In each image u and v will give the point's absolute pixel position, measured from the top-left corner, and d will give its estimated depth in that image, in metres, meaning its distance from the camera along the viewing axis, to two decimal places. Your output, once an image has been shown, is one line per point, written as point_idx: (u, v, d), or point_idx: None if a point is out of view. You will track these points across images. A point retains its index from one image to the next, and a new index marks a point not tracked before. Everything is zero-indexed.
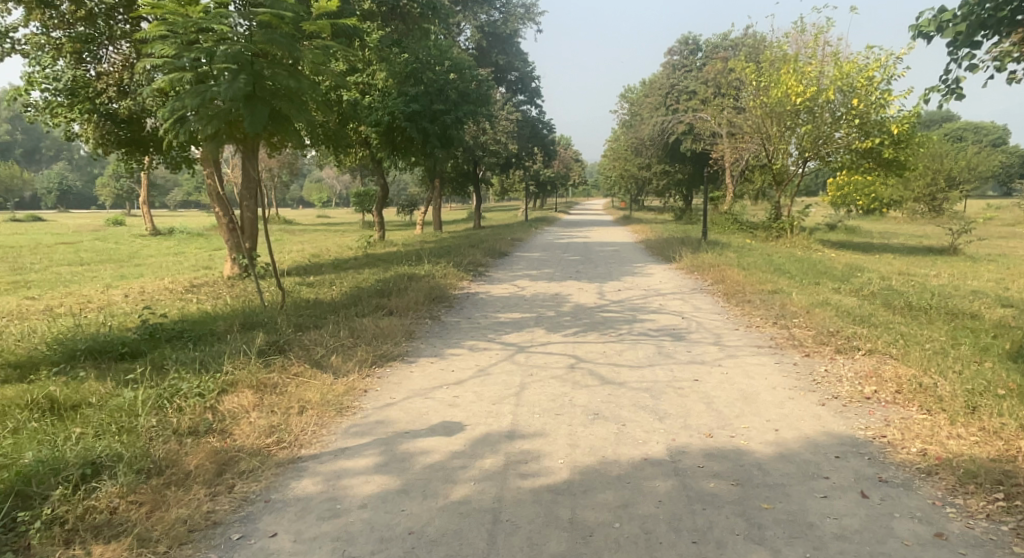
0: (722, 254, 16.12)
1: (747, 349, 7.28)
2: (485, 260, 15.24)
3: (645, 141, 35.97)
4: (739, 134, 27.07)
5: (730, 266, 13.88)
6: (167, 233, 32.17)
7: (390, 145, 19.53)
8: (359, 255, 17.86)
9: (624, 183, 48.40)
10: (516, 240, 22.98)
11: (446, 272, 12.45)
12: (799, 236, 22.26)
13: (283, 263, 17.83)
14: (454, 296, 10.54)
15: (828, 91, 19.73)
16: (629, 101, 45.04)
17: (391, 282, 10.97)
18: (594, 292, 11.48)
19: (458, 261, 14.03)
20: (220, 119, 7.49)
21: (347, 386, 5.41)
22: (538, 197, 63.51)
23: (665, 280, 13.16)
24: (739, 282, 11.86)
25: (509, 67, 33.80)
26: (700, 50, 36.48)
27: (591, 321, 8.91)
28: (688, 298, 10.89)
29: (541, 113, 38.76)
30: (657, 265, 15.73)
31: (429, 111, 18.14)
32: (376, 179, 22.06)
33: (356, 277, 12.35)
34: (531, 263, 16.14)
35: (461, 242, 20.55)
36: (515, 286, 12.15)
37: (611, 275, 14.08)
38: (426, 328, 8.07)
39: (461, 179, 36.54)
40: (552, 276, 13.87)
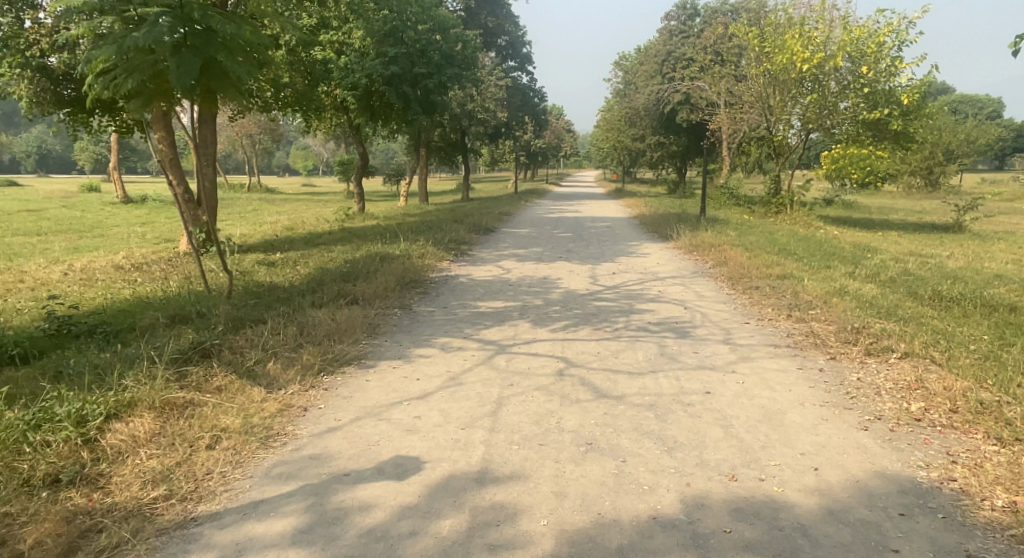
0: (722, 232, 15.13)
1: (763, 349, 6.29)
2: (468, 238, 14.16)
3: (639, 110, 34.81)
4: (738, 104, 26.01)
5: (733, 246, 12.90)
6: (140, 200, 30.90)
7: (368, 110, 18.19)
8: (335, 229, 16.74)
9: (616, 155, 47.28)
10: (504, 215, 21.89)
11: (424, 251, 11.39)
12: (798, 211, 21.36)
13: (253, 237, 16.69)
14: (431, 280, 9.50)
15: (835, 58, 18.76)
16: (623, 69, 43.69)
17: (361, 263, 9.90)
18: (586, 275, 10.47)
19: (439, 239, 12.94)
20: (143, 72, 6.24)
21: (281, 406, 4.39)
22: (529, 168, 62.29)
23: (663, 261, 12.15)
24: (743, 264, 10.87)
25: (498, 30, 32.39)
26: (698, 15, 35.14)
27: (582, 312, 7.91)
28: (689, 283, 9.89)
29: (532, 81, 37.40)
30: (653, 244, 14.71)
31: (410, 74, 16.77)
32: (356, 148, 20.79)
33: (325, 256, 11.26)
34: (519, 240, 15.06)
35: (446, 217, 19.45)
36: (499, 267, 11.12)
37: (604, 255, 13.07)
38: (394, 321, 7.03)
39: (448, 149, 35.37)
40: (540, 255, 12.85)
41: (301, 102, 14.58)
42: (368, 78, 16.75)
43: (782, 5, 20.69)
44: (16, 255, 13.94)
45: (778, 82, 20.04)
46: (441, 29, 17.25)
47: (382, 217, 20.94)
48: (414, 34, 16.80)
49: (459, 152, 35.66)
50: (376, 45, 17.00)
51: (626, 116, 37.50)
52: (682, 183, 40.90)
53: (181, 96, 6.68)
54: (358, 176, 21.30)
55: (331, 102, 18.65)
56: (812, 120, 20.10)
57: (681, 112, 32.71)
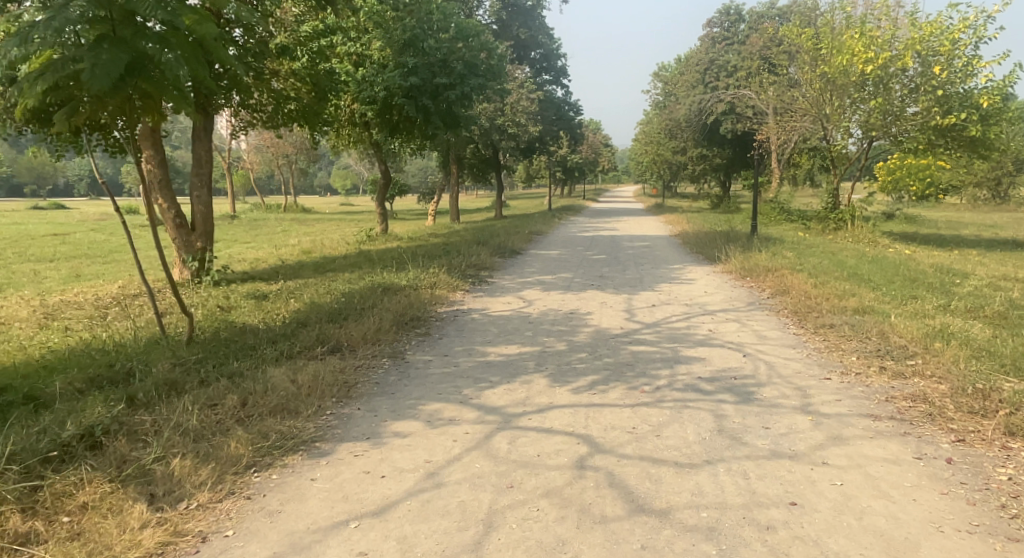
0: (778, 254, 13.46)
1: (857, 424, 4.68)
2: (492, 263, 12.81)
3: (681, 122, 33.29)
4: (790, 112, 24.33)
5: (793, 270, 11.27)
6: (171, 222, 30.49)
7: (387, 126, 16.99)
8: (353, 253, 15.59)
9: (656, 170, 45.60)
10: (537, 234, 20.52)
11: (436, 280, 10.04)
12: (860, 227, 19.55)
13: (265, 262, 15.66)
14: (438, 318, 8.10)
15: (903, 57, 17.06)
16: (663, 80, 42.28)
17: (361, 296, 8.57)
18: (622, 308, 8.97)
19: (456, 265, 11.59)
20: (55, 73, 4.98)
21: (168, 539, 3.03)
22: (568, 185, 61.05)
23: (712, 290, 10.57)
24: (809, 297, 9.22)
25: (531, 41, 31.31)
26: (743, 21, 33.58)
27: (616, 360, 6.40)
28: (745, 319, 8.29)
29: (567, 95, 36.11)
30: (699, 267, 13.13)
31: (431, 86, 15.51)
32: (378, 166, 19.67)
33: (327, 286, 9.98)
34: (549, 264, 13.66)
35: (472, 237, 18.17)
36: (522, 299, 9.67)
37: (644, 281, 11.54)
38: (379, 377, 5.63)
39: (482, 166, 34.44)
40: (570, 282, 11.39)
41: (311, 117, 13.42)
42: (387, 92, 15.53)
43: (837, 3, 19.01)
44: (11, 284, 13.06)
45: (836, 85, 18.40)
46: (465, 37, 15.98)
47: (407, 238, 19.78)
48: (436, 43, 15.59)
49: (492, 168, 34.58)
50: (395, 57, 15.85)
51: (667, 129, 35.94)
52: (726, 197, 39.03)
53: (114, 105, 5.37)
54: (380, 195, 20.15)
55: (345, 120, 17.52)
56: (876, 126, 18.36)
57: (726, 122, 31.09)
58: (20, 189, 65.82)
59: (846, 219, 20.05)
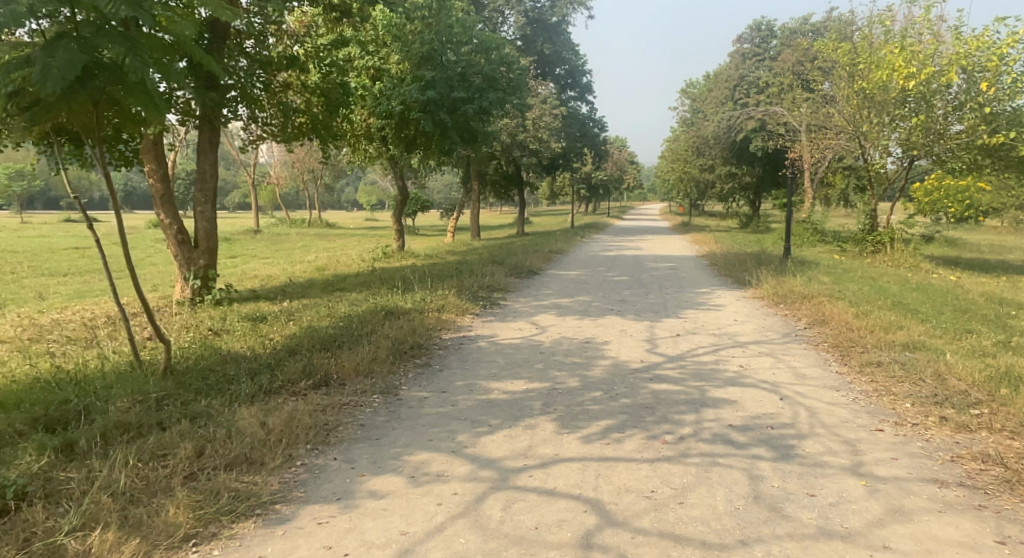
0: (813, 279, 12.70)
1: (921, 493, 3.95)
2: (508, 284, 12.21)
3: (709, 140, 32.57)
4: (824, 129, 23.55)
5: (830, 298, 10.49)
6: None
7: (403, 141, 16.53)
8: (366, 271, 15.14)
9: (683, 188, 44.84)
10: (557, 253, 19.94)
11: (444, 303, 9.46)
12: (899, 250, 18.65)
13: (276, 279, 15.25)
14: (442, 345, 7.49)
15: (948, 72, 16.24)
16: (691, 97, 41.63)
17: (361, 320, 8.00)
18: (643, 337, 8.28)
19: (468, 287, 11.01)
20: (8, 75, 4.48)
21: None
22: (594, 202, 60.48)
23: (742, 318, 9.84)
24: (850, 330, 8.47)
25: (556, 57, 30.86)
26: (774, 37, 32.84)
27: (634, 400, 5.73)
28: (779, 354, 7.56)
29: (592, 112, 35.61)
30: (727, 292, 12.39)
31: (450, 100, 15.03)
32: (395, 182, 19.25)
33: (329, 308, 9.44)
34: (568, 286, 13.03)
35: (490, 256, 17.64)
36: (536, 325, 9.03)
37: (668, 306, 10.84)
38: (365, 417, 5.02)
39: (505, 183, 34.17)
40: (589, 305, 10.73)
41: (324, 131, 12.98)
42: (404, 107, 15.07)
43: (875, 16, 18.24)
44: (15, 298, 12.73)
45: (874, 101, 17.61)
46: (485, 50, 15.52)
47: (424, 256, 19.30)
48: (455, 56, 15.14)
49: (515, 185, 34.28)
50: (413, 70, 15.44)
51: (695, 147, 35.24)
52: (755, 217, 38.15)
53: (77, 111, 4.86)
54: (398, 212, 19.73)
55: (359, 135, 17.07)
56: (917, 145, 17.54)
57: (756, 140, 30.33)
58: (54, 201, 67.15)
59: (885, 242, 19.34)
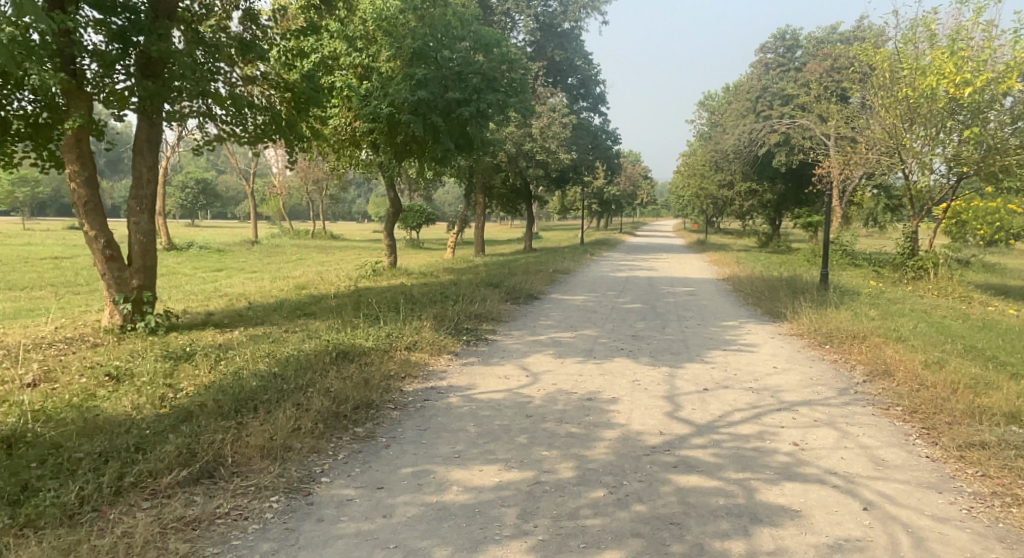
0: (858, 315, 10.95)
1: None
2: (501, 313, 10.49)
3: (729, 154, 30.98)
4: (856, 144, 21.88)
5: (887, 342, 8.77)
6: (186, 248, 28.95)
7: (392, 146, 14.87)
8: (349, 291, 13.58)
9: (699, 205, 43.16)
10: (564, 273, 18.29)
11: (417, 342, 7.71)
12: (943, 279, 17.01)
13: (248, 298, 13.65)
14: (399, 403, 5.72)
15: (1010, 78, 14.83)
16: (709, 110, 40.12)
17: (302, 363, 6.23)
18: (661, 394, 6.52)
19: (450, 318, 9.28)
20: None
21: None
22: (607, 217, 58.98)
23: (781, 364, 8.07)
24: (925, 391, 6.71)
25: (567, 64, 29.29)
26: (799, 47, 31.02)
27: (653, 508, 3.96)
28: (841, 424, 5.80)
29: (606, 124, 33.98)
30: (757, 328, 10.62)
31: (443, 101, 13.41)
32: (387, 193, 17.61)
33: (276, 342, 7.73)
34: (571, 315, 11.29)
35: (489, 276, 16.00)
36: (526, 370, 7.28)
37: (689, 345, 9.07)
38: (239, 545, 3.31)
39: (512, 196, 32.83)
40: (594, 342, 8.99)
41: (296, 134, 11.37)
42: (393, 108, 13.43)
43: (919, 19, 16.62)
44: None
45: (919, 112, 16.05)
46: (485, 47, 13.85)
47: (419, 275, 17.73)
48: (450, 53, 13.47)
49: (524, 198, 32.91)
50: (404, 69, 13.81)
51: (712, 162, 33.60)
52: (775, 236, 36.45)
53: None
54: (390, 225, 18.10)
55: (341, 141, 15.35)
56: (967, 161, 16.00)
57: (779, 155, 28.69)
58: (60, 207, 66.31)
59: (927, 268, 17.62)
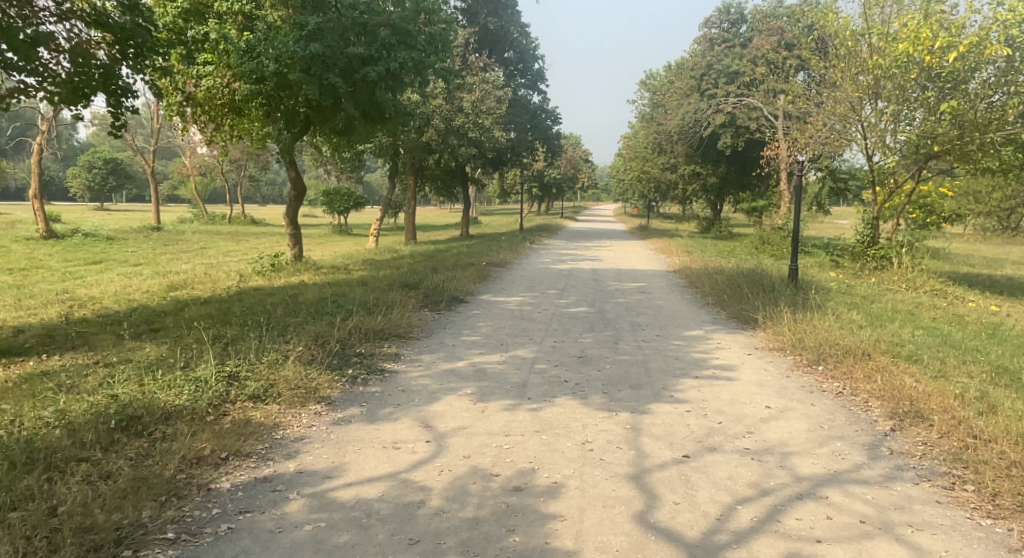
0: (843, 320, 9.07)
1: None
2: (409, 329, 8.10)
3: (673, 135, 29.31)
4: (811, 123, 20.31)
5: (901, 367, 6.85)
6: (70, 237, 25.37)
7: (282, 113, 12.17)
8: (228, 295, 11.05)
9: (640, 189, 41.63)
10: (496, 267, 16.02)
11: (270, 391, 5.25)
12: (908, 268, 15.65)
13: (100, 303, 10.95)
14: (183, 526, 3.38)
15: (994, 44, 13.55)
16: (650, 89, 38.48)
17: (40, 447, 3.79)
18: (624, 473, 4.32)
19: (330, 344, 6.81)
20: None
21: None
22: (546, 201, 57.27)
23: (778, 402, 6.01)
24: (988, 451, 4.74)
25: (501, 34, 26.85)
26: (744, 21, 29.35)
27: None
28: (903, 531, 3.73)
29: (544, 103, 31.77)
30: (728, 343, 8.58)
31: (342, 58, 10.87)
32: (287, 172, 14.86)
33: (55, 390, 5.17)
34: (500, 326, 9.00)
35: (406, 272, 13.54)
36: (428, 429, 4.95)
37: (650, 372, 6.92)
38: None
39: (446, 178, 30.41)
40: (526, 371, 6.72)
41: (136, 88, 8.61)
42: (279, 64, 10.77)
43: None
44: None
45: (889, 83, 14.70)
46: None
47: (327, 270, 15.21)
48: None
49: (462, 179, 30.59)
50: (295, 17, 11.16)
51: (655, 143, 31.89)
52: (717, 221, 35.11)
53: None
54: (292, 210, 15.33)
55: (219, 107, 12.53)
56: (941, 139, 14.56)
57: (725, 136, 27.31)
58: None
59: (889, 257, 16.10)
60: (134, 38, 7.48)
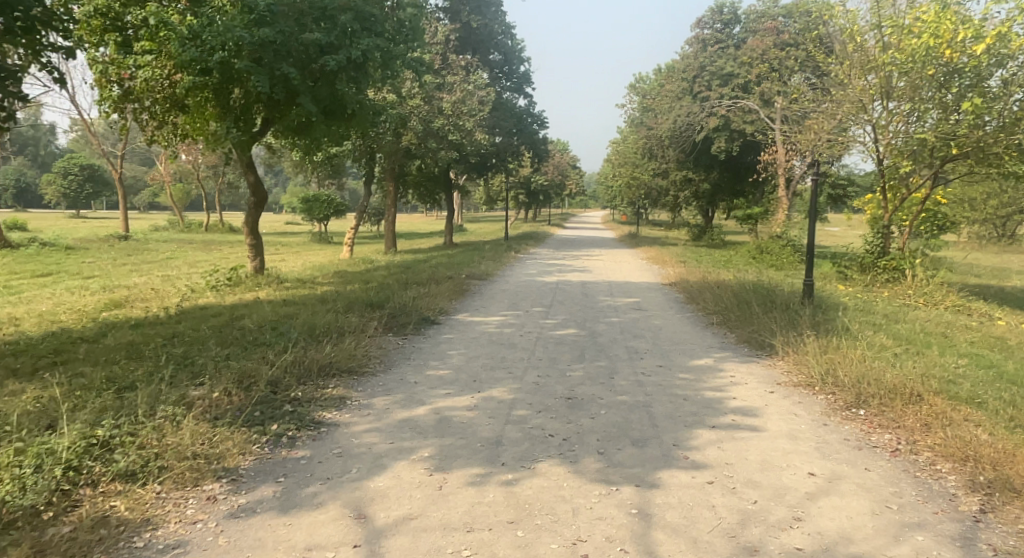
0: (875, 346, 7.78)
1: None
2: (364, 364, 6.73)
3: (665, 139, 28.16)
4: (812, 126, 19.16)
5: (964, 413, 5.58)
6: (23, 247, 23.72)
7: (231, 109, 10.84)
8: (165, 316, 9.68)
9: (628, 196, 40.51)
10: (477, 280, 14.69)
11: (149, 465, 3.91)
12: (919, 279, 14.53)
13: (18, 325, 9.55)
14: None
15: (1020, 36, 12.45)
16: (639, 93, 37.41)
17: None
18: None
19: (257, 387, 5.44)
20: None
21: None
22: (533, 208, 56.10)
23: (823, 465, 4.71)
24: None
25: (485, 33, 25.64)
26: (737, 22, 28.23)
27: None
28: None
29: (531, 107, 30.56)
30: (744, 375, 7.25)
31: (298, 46, 9.63)
32: (245, 177, 13.48)
33: None
34: (475, 355, 7.64)
35: (374, 287, 12.17)
36: (362, 523, 3.60)
37: (656, 419, 5.60)
38: None
39: (428, 184, 29.12)
40: (502, 422, 5.37)
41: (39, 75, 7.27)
42: (226, 54, 9.57)
43: None
44: None
45: (902, 79, 13.57)
46: None
47: (290, 284, 13.85)
48: None
49: (445, 185, 29.30)
50: None
51: (645, 148, 30.78)
52: (709, 228, 33.98)
53: None
54: (251, 218, 13.92)
55: (161, 105, 11.18)
56: (961, 141, 13.40)
57: (718, 141, 26.20)
58: None
59: (902, 268, 14.91)
60: (20, 8, 6.18)
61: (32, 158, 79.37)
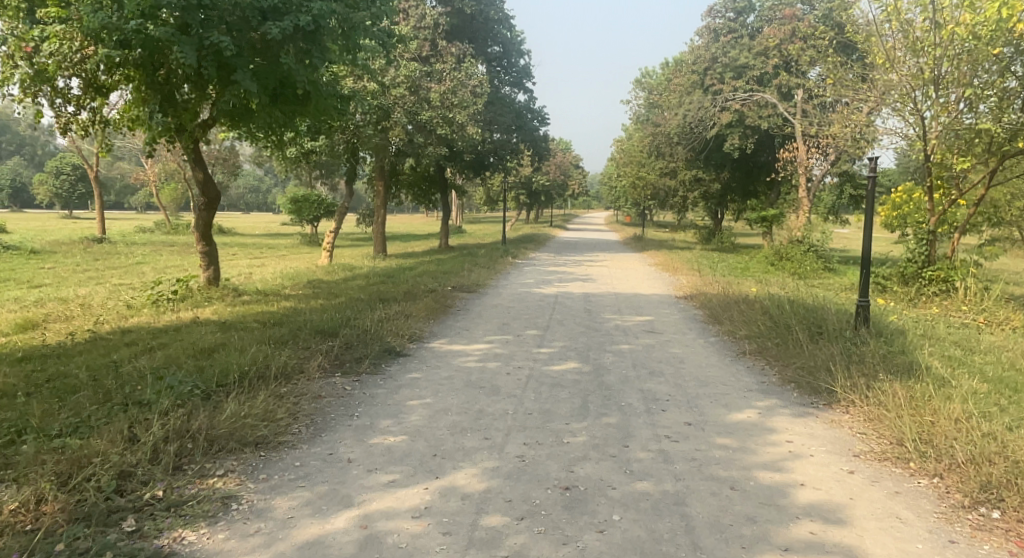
0: (976, 396, 5.89)
1: None
2: (282, 432, 4.82)
3: (673, 136, 26.32)
4: (839, 120, 17.29)
5: None
6: None
7: (159, 89, 8.95)
8: (68, 345, 7.85)
9: (634, 197, 38.65)
10: (464, 292, 12.85)
11: None
12: (973, 291, 12.67)
13: None
14: None
15: None
16: (645, 89, 35.55)
17: None
18: None
19: (86, 491, 3.62)
20: None
21: None
22: (534, 210, 54.34)
23: None
24: None
25: (481, 22, 23.83)
26: (752, 10, 26.23)
27: None
28: None
29: (532, 102, 28.66)
30: (806, 440, 5.33)
31: (234, 10, 7.74)
32: (193, 173, 11.59)
33: None
34: (442, 408, 5.73)
35: (340, 304, 10.32)
36: None
37: (696, 535, 3.75)
38: None
39: (421, 183, 27.29)
40: (462, 546, 3.52)
41: None
42: (145, 20, 7.69)
43: None
44: None
45: (953, 64, 11.84)
46: None
47: (246, 298, 12.00)
48: None
49: (440, 185, 27.37)
50: None
51: (651, 146, 28.93)
52: (718, 231, 32.14)
53: None
54: (202, 223, 12.01)
55: (80, 88, 9.34)
56: None
57: (731, 138, 24.31)
58: None
59: (952, 281, 13.05)
60: None
61: (27, 158, 77.83)
